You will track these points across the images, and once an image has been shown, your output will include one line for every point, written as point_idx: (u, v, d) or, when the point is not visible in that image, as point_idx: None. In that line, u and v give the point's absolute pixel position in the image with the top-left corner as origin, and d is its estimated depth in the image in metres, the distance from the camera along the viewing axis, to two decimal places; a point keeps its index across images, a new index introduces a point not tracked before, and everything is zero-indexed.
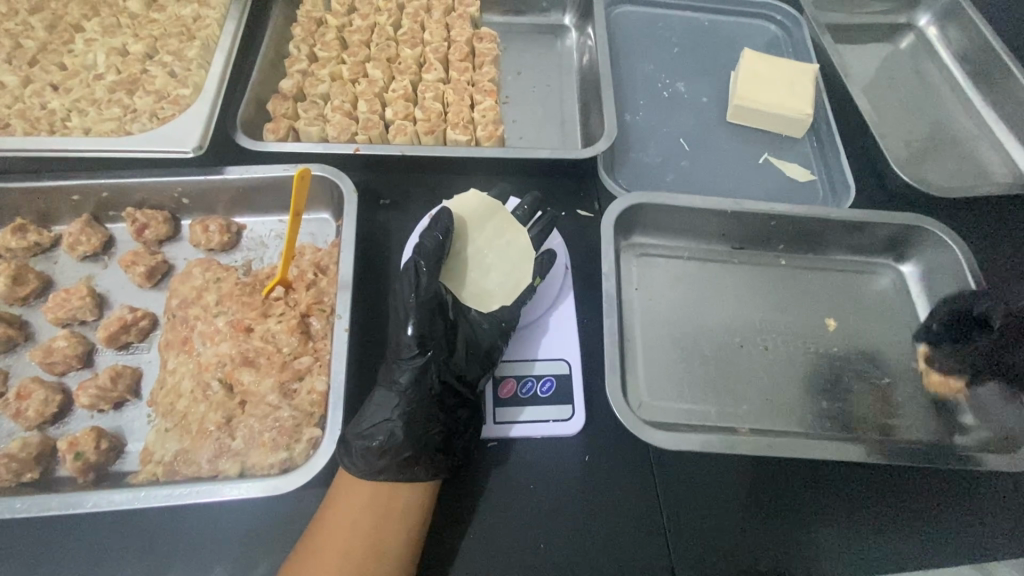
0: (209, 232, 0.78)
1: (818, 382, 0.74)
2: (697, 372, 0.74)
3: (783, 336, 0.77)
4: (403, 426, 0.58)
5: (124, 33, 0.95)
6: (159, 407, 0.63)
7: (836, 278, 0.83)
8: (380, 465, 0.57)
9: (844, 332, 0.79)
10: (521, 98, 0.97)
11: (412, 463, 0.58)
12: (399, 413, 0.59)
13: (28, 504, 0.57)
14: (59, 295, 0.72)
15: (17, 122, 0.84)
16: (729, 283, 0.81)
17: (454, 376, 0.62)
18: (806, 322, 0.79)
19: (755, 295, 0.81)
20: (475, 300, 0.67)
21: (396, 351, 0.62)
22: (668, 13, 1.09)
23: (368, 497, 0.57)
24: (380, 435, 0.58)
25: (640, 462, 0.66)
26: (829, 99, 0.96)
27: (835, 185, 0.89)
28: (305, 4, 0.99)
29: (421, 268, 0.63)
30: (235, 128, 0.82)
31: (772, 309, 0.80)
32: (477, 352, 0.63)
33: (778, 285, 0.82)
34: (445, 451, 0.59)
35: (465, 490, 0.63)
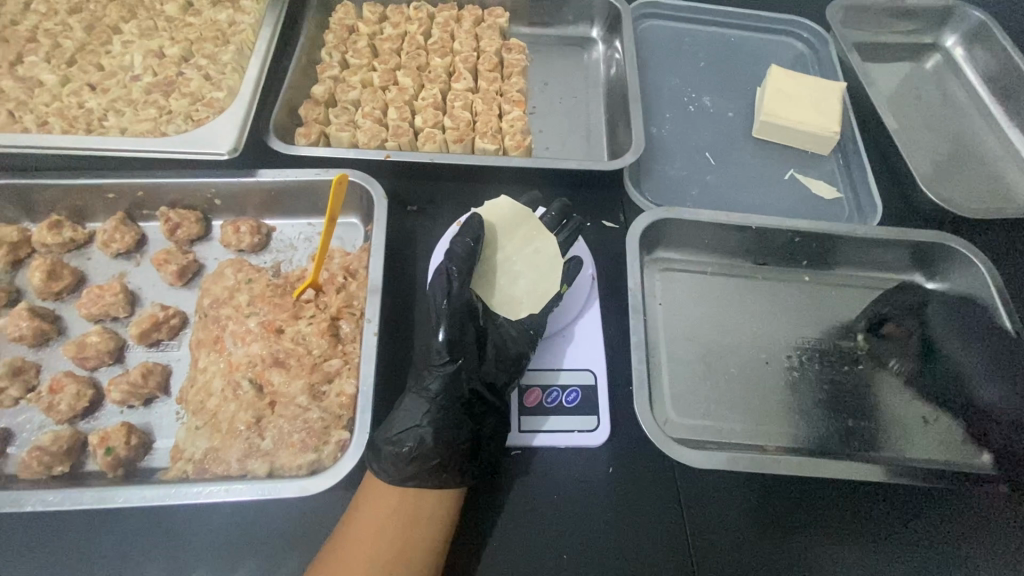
0: (241, 233, 0.79)
1: (841, 399, 0.74)
2: (720, 389, 0.74)
3: (806, 354, 0.77)
4: (433, 433, 0.58)
5: (160, 35, 0.97)
6: (189, 405, 0.64)
7: (861, 295, 0.83)
8: (409, 471, 0.58)
9: (868, 349, 0.78)
10: (547, 108, 0.98)
11: (441, 469, 0.58)
12: (427, 419, 0.59)
13: (60, 497, 0.58)
14: (93, 291, 0.74)
15: (57, 121, 0.86)
16: (753, 297, 0.82)
17: (483, 383, 0.62)
18: (827, 337, 0.79)
19: (778, 310, 0.81)
20: (505, 307, 0.67)
21: (427, 357, 0.62)
22: (694, 28, 1.10)
23: (395, 502, 0.57)
24: (410, 441, 0.58)
25: (663, 476, 0.66)
26: (855, 117, 0.97)
27: (861, 203, 0.89)
28: (338, 12, 1.01)
29: (453, 274, 0.63)
30: (268, 131, 0.83)
31: (794, 326, 0.80)
32: (506, 359, 0.64)
33: (801, 301, 0.82)
34: (473, 458, 0.59)
35: (491, 500, 0.63)
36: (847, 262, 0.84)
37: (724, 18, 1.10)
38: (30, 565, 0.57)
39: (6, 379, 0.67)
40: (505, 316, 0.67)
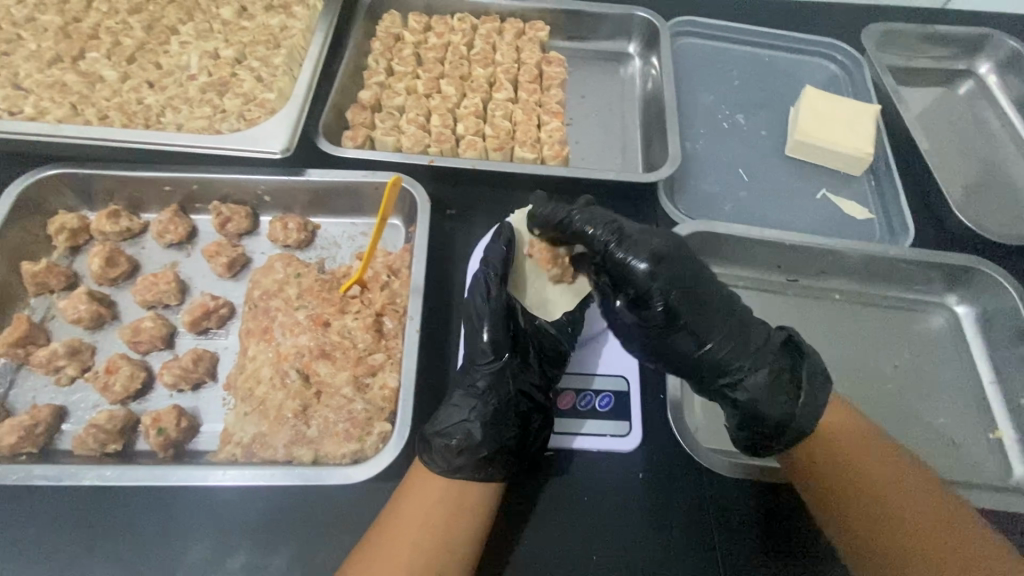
0: (288, 229, 0.82)
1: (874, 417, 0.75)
2: None
3: (839, 370, 0.78)
4: (480, 427, 0.60)
5: (216, 38, 1.01)
6: (238, 392, 0.67)
7: (892, 314, 0.84)
8: (458, 463, 0.59)
9: (899, 368, 0.79)
10: (584, 120, 1.01)
11: (489, 462, 0.60)
12: (474, 414, 0.62)
13: (117, 473, 0.60)
14: (148, 278, 0.77)
15: (117, 115, 0.89)
16: (785, 313, 0.83)
17: (529, 382, 0.65)
18: (860, 354, 0.80)
19: (810, 326, 0.82)
20: (540, 307, 0.72)
21: (473, 355, 0.65)
22: (729, 47, 1.12)
23: (439, 492, 0.59)
24: (459, 434, 0.60)
25: (694, 483, 0.67)
26: (887, 140, 0.98)
27: (893, 225, 0.90)
28: (385, 21, 1.05)
29: (492, 277, 0.67)
30: (318, 134, 0.87)
31: (827, 342, 0.80)
32: (549, 360, 0.67)
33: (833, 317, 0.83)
34: (517, 454, 0.61)
35: (530, 498, 0.64)
36: (878, 281, 0.85)
37: (759, 38, 1.12)
38: (82, 537, 0.59)
39: (65, 358, 0.71)
40: (541, 315, 0.72)
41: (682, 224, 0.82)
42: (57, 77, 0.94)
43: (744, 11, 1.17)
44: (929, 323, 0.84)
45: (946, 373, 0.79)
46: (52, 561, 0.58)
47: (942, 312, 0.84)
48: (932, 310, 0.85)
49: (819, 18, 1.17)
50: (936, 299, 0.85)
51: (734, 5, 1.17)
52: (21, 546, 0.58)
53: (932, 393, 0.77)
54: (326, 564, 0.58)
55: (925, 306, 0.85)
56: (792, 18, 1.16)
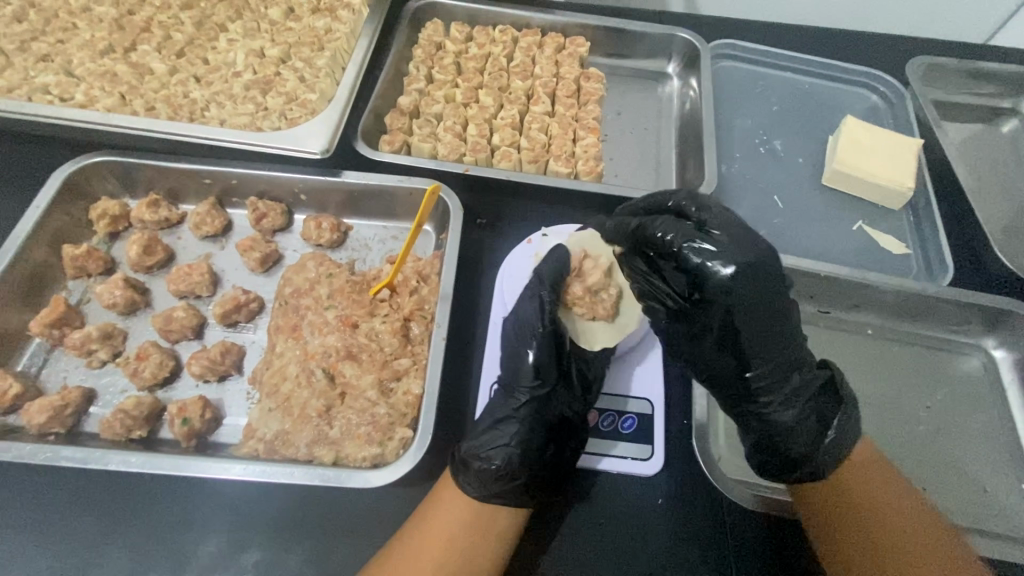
0: (322, 228, 0.83)
1: (908, 460, 0.73)
2: None
3: (868, 406, 0.76)
4: (521, 453, 0.61)
5: (263, 37, 1.03)
6: (264, 387, 0.67)
7: (928, 355, 0.81)
8: (495, 488, 0.59)
9: (932, 411, 0.77)
10: (618, 138, 1.01)
11: (525, 488, 0.60)
12: (517, 439, 0.62)
13: (142, 460, 0.60)
14: (182, 269, 0.78)
15: (162, 106, 0.91)
16: (819, 346, 0.82)
17: (568, 410, 0.65)
18: (895, 395, 0.78)
19: (844, 361, 0.80)
20: (583, 336, 0.71)
21: (515, 377, 0.65)
22: (769, 72, 1.12)
23: (466, 515, 0.59)
24: (498, 458, 0.60)
25: (713, 514, 0.65)
26: (929, 175, 0.96)
27: (930, 262, 0.88)
28: (428, 28, 1.06)
29: (545, 300, 0.67)
30: (357, 136, 0.88)
31: (857, 377, 0.79)
32: (586, 388, 0.67)
33: (865, 352, 0.81)
34: (553, 480, 0.62)
35: (554, 525, 0.63)
36: (914, 318, 0.83)
37: (800, 65, 1.11)
38: (100, 521, 0.59)
39: (98, 342, 0.72)
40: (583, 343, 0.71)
41: None
42: (108, 67, 0.96)
43: (785, 38, 1.16)
44: (966, 365, 0.81)
45: (979, 417, 0.77)
46: (71, 544, 0.58)
47: (978, 354, 0.82)
48: (969, 352, 0.82)
49: (862, 49, 1.16)
50: (971, 340, 0.83)
51: (775, 32, 1.17)
52: (42, 526, 0.59)
53: (965, 437, 0.75)
54: (340, 566, 0.58)
55: (961, 347, 0.83)
56: (834, 48, 1.15)
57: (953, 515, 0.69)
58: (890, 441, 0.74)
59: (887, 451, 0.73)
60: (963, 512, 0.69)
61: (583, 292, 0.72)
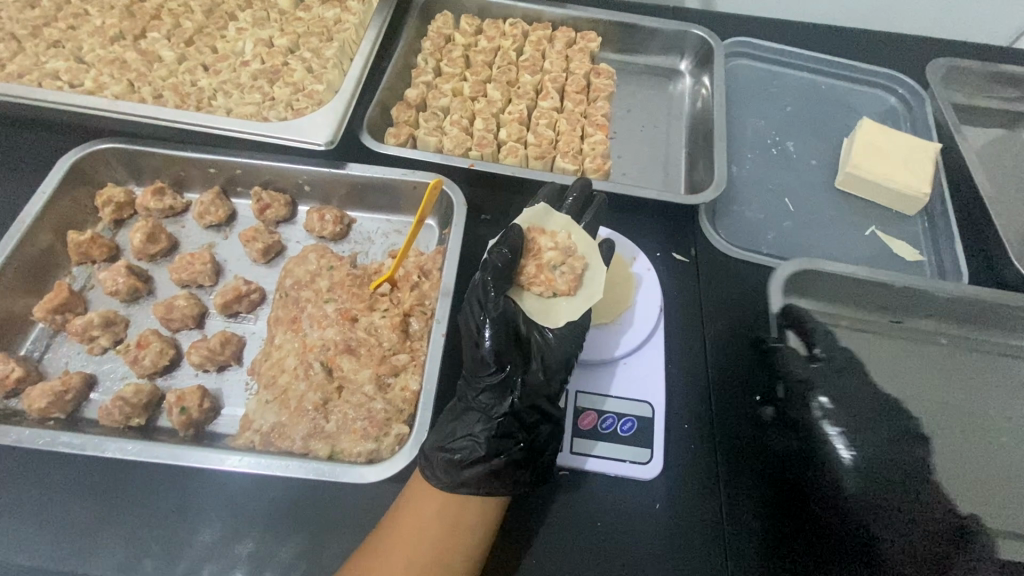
0: (325, 221, 0.83)
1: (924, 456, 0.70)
2: None
3: (949, 420, 0.73)
4: (486, 443, 0.59)
5: (272, 26, 1.03)
6: (262, 379, 0.67)
7: (945, 351, 0.78)
8: (462, 479, 0.58)
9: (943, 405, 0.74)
10: (627, 135, 1.00)
11: (494, 480, 0.58)
12: (482, 426, 0.60)
13: (138, 449, 0.60)
14: (185, 258, 0.78)
15: (170, 95, 0.91)
16: (890, 356, 0.77)
17: (537, 394, 0.62)
18: (910, 390, 0.75)
19: (917, 372, 0.76)
20: (542, 316, 0.67)
21: (473, 365, 0.62)
22: (785, 72, 1.09)
23: (439, 506, 0.58)
24: (463, 449, 0.59)
25: (704, 514, 0.64)
26: (945, 181, 0.94)
27: (945, 271, 0.86)
28: (437, 20, 1.05)
29: (489, 283, 0.62)
30: (362, 129, 0.87)
31: (935, 388, 0.75)
32: (553, 367, 0.63)
33: (936, 360, 0.78)
34: (526, 469, 0.60)
35: (532, 515, 0.63)
36: (977, 325, 0.80)
37: (817, 65, 1.09)
38: (96, 508, 0.59)
39: (99, 329, 0.72)
40: (545, 325, 0.66)
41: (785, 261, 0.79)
42: (118, 54, 0.96)
43: (801, 38, 1.14)
44: (986, 362, 0.78)
45: (996, 417, 0.74)
46: (66, 528, 0.58)
47: None
48: (989, 349, 0.79)
49: (879, 50, 1.13)
50: None
51: (790, 32, 1.15)
52: (36, 510, 0.59)
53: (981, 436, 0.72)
54: (332, 561, 0.58)
55: (979, 344, 0.80)
56: (852, 48, 1.13)
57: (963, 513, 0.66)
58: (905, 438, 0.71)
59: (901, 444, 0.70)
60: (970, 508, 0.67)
61: (540, 267, 0.68)
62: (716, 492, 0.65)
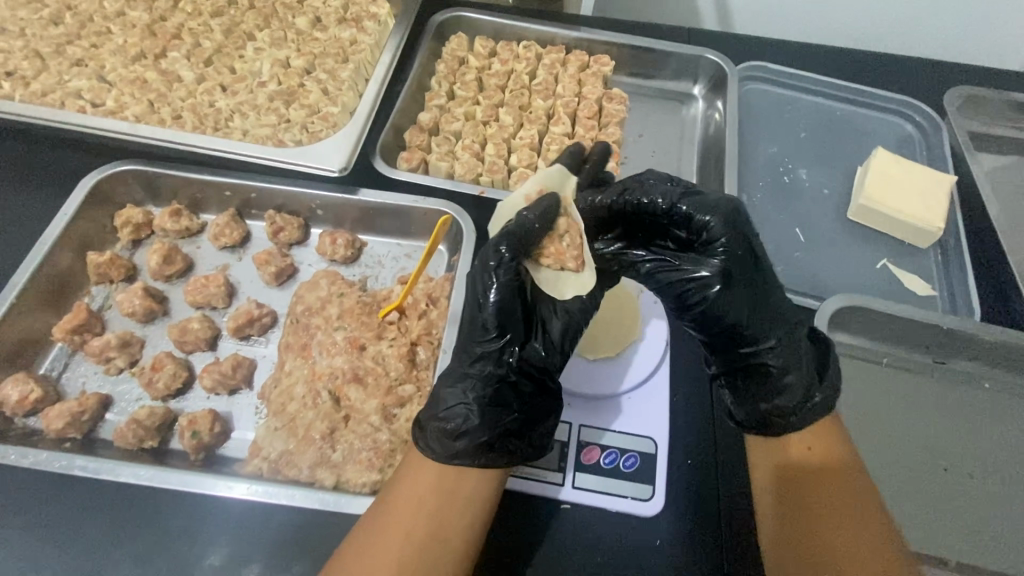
0: (336, 244, 0.84)
1: (907, 485, 0.71)
2: (898, 482, 0.71)
3: (987, 464, 0.74)
4: (480, 413, 0.59)
5: (289, 46, 1.04)
6: (272, 406, 0.69)
7: (946, 387, 0.79)
8: (454, 446, 0.58)
9: (937, 439, 0.74)
10: (638, 160, 0.99)
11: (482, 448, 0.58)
12: (477, 392, 0.60)
13: (150, 474, 0.63)
14: (200, 280, 0.80)
15: (188, 116, 0.93)
16: (929, 395, 0.78)
17: (532, 364, 0.62)
18: (905, 420, 0.75)
19: (955, 412, 0.77)
20: (552, 286, 0.64)
21: (473, 329, 0.61)
22: (800, 97, 1.09)
23: (437, 474, 0.59)
24: (457, 418, 0.59)
25: (705, 552, 0.63)
26: (961, 215, 0.93)
27: (957, 305, 0.84)
28: (452, 42, 1.06)
29: (501, 249, 0.58)
30: (375, 155, 0.89)
31: (971, 428, 0.76)
32: (550, 340, 0.64)
33: (973, 402, 0.78)
34: (519, 440, 0.60)
35: (528, 550, 0.63)
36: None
37: (833, 91, 1.08)
38: (107, 531, 0.61)
39: (116, 350, 0.74)
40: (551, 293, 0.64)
41: (829, 299, 0.79)
42: (139, 74, 0.98)
43: (818, 61, 1.13)
44: (986, 401, 0.78)
45: (990, 456, 0.74)
46: (78, 549, 0.60)
47: None
48: (991, 388, 0.79)
49: (898, 75, 1.12)
50: None
51: (808, 55, 1.14)
52: (51, 531, 0.61)
53: (969, 473, 0.73)
54: None
55: (982, 381, 0.79)
56: (870, 72, 1.11)
57: (937, 545, 0.68)
58: (891, 466, 0.72)
59: (885, 472, 0.72)
60: (947, 541, 0.68)
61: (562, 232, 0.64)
62: (720, 525, 0.65)
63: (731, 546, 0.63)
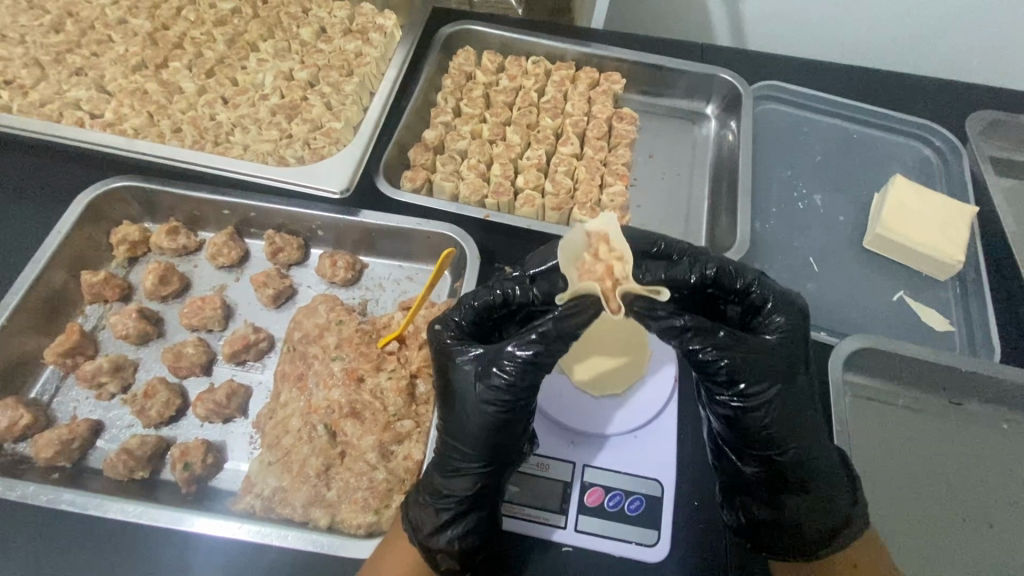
0: (337, 266, 0.82)
1: (923, 537, 0.68)
2: (916, 532, 0.68)
3: (1008, 512, 0.71)
4: (417, 499, 0.60)
5: (292, 58, 1.02)
6: (267, 438, 0.67)
7: (963, 430, 0.76)
8: (443, 537, 0.57)
9: (953, 485, 0.72)
10: (648, 182, 0.97)
11: (481, 529, 0.58)
12: (464, 481, 0.58)
13: (140, 510, 0.61)
14: (196, 302, 0.78)
15: (189, 129, 0.91)
16: (944, 439, 0.75)
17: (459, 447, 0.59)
18: (920, 466, 0.73)
19: (973, 457, 0.74)
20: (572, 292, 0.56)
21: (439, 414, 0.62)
22: (815, 118, 1.06)
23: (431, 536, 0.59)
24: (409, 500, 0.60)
25: None
26: (980, 247, 0.90)
27: (975, 342, 0.82)
28: (459, 56, 1.03)
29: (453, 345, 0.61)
30: (378, 173, 0.87)
31: (989, 473, 0.73)
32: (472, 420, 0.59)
33: (991, 444, 0.75)
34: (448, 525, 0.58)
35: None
36: None
37: (851, 112, 1.05)
38: (94, 569, 0.59)
39: (108, 375, 0.72)
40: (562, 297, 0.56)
41: (845, 341, 0.76)
42: (139, 85, 0.96)
43: (834, 81, 1.10)
44: (1004, 444, 0.75)
45: (1010, 503, 0.71)
46: None
47: None
48: (1010, 430, 0.76)
49: (919, 96, 1.08)
50: None
51: (823, 74, 1.11)
52: (38, 566, 0.59)
53: (988, 522, 0.70)
54: None
55: (1000, 423, 0.77)
56: (889, 94, 1.08)
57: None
58: (905, 515, 0.69)
59: (900, 524, 0.69)
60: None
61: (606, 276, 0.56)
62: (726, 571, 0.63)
63: None
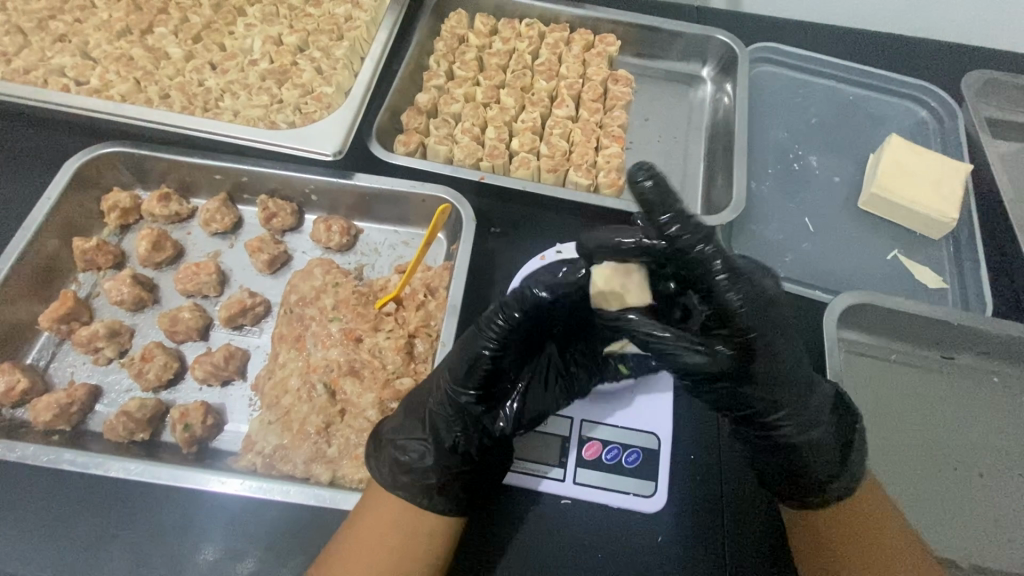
0: (332, 231, 0.81)
1: (915, 487, 0.70)
2: (903, 482, 0.70)
3: (996, 460, 0.72)
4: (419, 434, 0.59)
5: (281, 22, 0.99)
6: (266, 399, 0.67)
7: (954, 384, 0.77)
8: (422, 464, 0.58)
9: (946, 438, 0.73)
10: (644, 145, 0.96)
11: (466, 468, 0.59)
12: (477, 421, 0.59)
13: (141, 469, 0.61)
14: (190, 268, 0.77)
15: (177, 95, 0.90)
16: (935, 394, 0.76)
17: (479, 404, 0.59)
18: (913, 420, 0.74)
19: (964, 409, 0.75)
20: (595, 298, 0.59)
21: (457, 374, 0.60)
22: (811, 80, 1.05)
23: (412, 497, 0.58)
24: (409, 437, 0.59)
25: (703, 543, 0.62)
26: (975, 206, 0.90)
27: (968, 298, 0.83)
28: (451, 19, 1.02)
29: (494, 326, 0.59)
30: (370, 137, 0.85)
31: (979, 425, 0.74)
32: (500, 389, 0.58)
33: (982, 399, 0.76)
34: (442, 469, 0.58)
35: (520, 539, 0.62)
36: None
37: (847, 73, 1.04)
38: (98, 526, 0.59)
39: (105, 340, 0.72)
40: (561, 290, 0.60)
41: (840, 297, 0.76)
42: (125, 51, 0.94)
43: (831, 43, 1.09)
44: (995, 398, 0.76)
45: (998, 453, 0.73)
46: (67, 546, 0.58)
47: None
48: (1001, 382, 0.77)
49: (915, 58, 1.08)
50: None
51: (819, 36, 1.10)
52: (43, 523, 0.59)
53: (978, 472, 0.71)
54: None
55: (992, 376, 0.78)
56: (885, 56, 1.08)
57: (948, 548, 0.66)
58: (899, 468, 0.70)
59: (889, 474, 0.70)
60: (958, 544, 0.67)
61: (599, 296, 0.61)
62: (720, 520, 0.64)
63: (727, 536, 0.63)
